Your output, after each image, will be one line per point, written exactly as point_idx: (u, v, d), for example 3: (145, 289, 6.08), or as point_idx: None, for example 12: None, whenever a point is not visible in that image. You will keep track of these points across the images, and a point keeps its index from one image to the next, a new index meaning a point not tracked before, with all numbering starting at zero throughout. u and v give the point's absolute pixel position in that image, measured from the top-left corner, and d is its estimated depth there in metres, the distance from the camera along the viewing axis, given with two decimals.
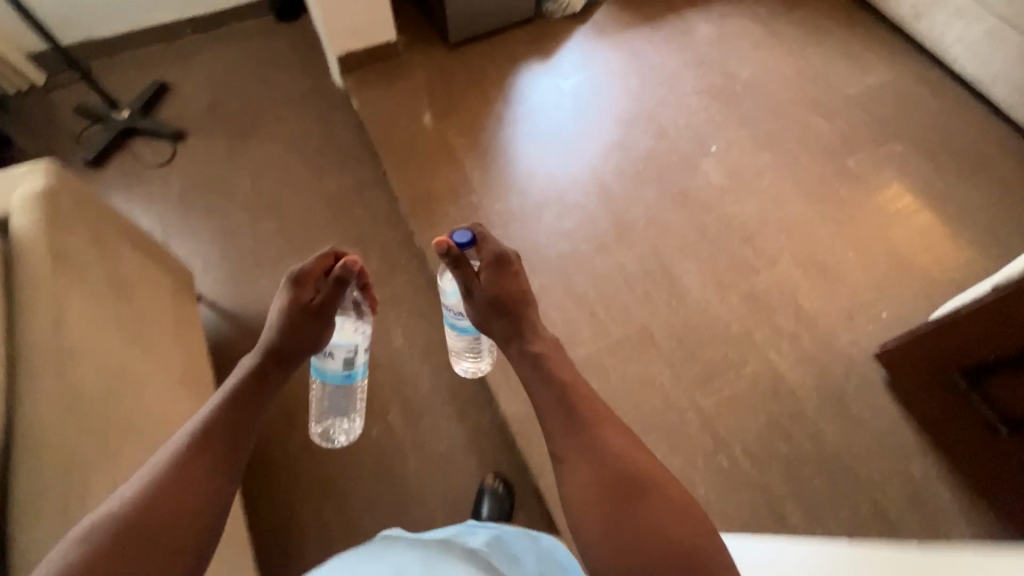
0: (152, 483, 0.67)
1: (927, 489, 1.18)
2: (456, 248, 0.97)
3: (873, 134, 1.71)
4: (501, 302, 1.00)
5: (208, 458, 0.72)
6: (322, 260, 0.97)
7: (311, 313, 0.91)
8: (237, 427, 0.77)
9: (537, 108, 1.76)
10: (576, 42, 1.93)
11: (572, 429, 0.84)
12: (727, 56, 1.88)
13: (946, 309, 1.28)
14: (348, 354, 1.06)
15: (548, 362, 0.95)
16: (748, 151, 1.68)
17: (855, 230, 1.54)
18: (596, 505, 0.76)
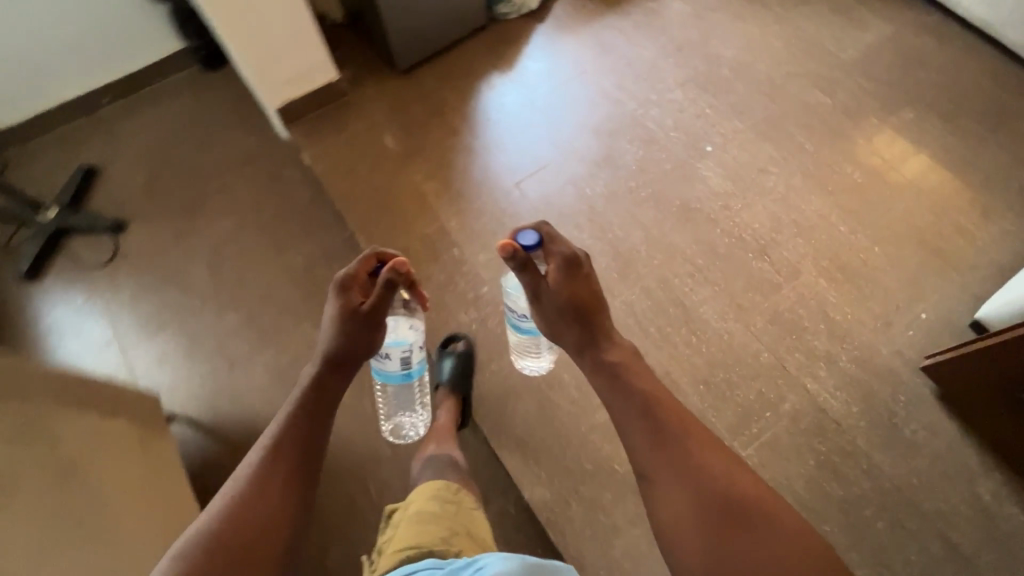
0: (235, 498, 0.74)
1: (1000, 515, 1.08)
2: (523, 253, 0.97)
3: (879, 103, 1.55)
4: (572, 309, 0.99)
5: (283, 471, 0.78)
6: (366, 262, 0.96)
7: (365, 316, 0.91)
8: (306, 439, 0.82)
9: (515, 123, 1.61)
10: (539, 44, 1.74)
11: (664, 451, 0.86)
12: (706, 36, 1.69)
13: (995, 310, 1.15)
14: (404, 354, 1.08)
15: (625, 377, 0.96)
16: (746, 144, 1.52)
17: (879, 220, 1.39)
18: (692, 529, 0.79)
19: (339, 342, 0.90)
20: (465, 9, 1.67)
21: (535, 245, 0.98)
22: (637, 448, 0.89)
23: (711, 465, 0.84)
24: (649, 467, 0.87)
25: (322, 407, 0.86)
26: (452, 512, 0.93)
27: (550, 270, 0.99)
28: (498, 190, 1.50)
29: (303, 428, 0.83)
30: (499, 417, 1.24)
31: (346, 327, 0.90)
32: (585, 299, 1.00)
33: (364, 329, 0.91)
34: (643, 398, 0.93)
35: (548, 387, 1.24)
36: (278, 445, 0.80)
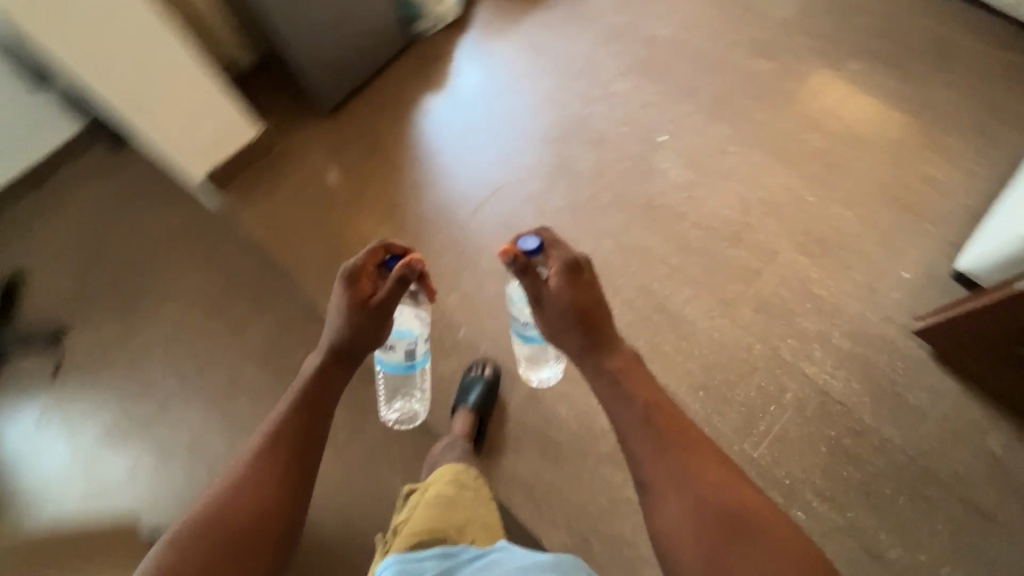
0: (218, 510, 0.66)
1: (1015, 467, 1.07)
2: (524, 258, 0.89)
3: (824, 59, 1.51)
4: (575, 314, 0.88)
5: (274, 481, 0.70)
6: (374, 254, 0.88)
7: (370, 311, 0.84)
8: (302, 443, 0.74)
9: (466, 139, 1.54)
10: (469, 53, 1.64)
11: (660, 456, 0.76)
12: (638, 18, 1.62)
13: (981, 260, 1.14)
14: (409, 346, 1.06)
15: (618, 378, 0.84)
16: (699, 127, 1.47)
17: (845, 182, 1.36)
18: (695, 542, 0.69)
19: (345, 334, 0.83)
20: (382, 34, 1.57)
21: (535, 250, 0.91)
22: (633, 451, 0.78)
23: (710, 464, 0.74)
24: (646, 473, 0.76)
25: (321, 400, 0.79)
26: (468, 500, 0.93)
27: (551, 275, 0.89)
28: (456, 222, 1.43)
29: (298, 426, 0.75)
30: (502, 464, 1.19)
31: (354, 321, 0.83)
32: (587, 304, 0.88)
33: (370, 325, 0.84)
34: (638, 396, 0.82)
35: (546, 425, 1.21)
36: (276, 442, 0.73)
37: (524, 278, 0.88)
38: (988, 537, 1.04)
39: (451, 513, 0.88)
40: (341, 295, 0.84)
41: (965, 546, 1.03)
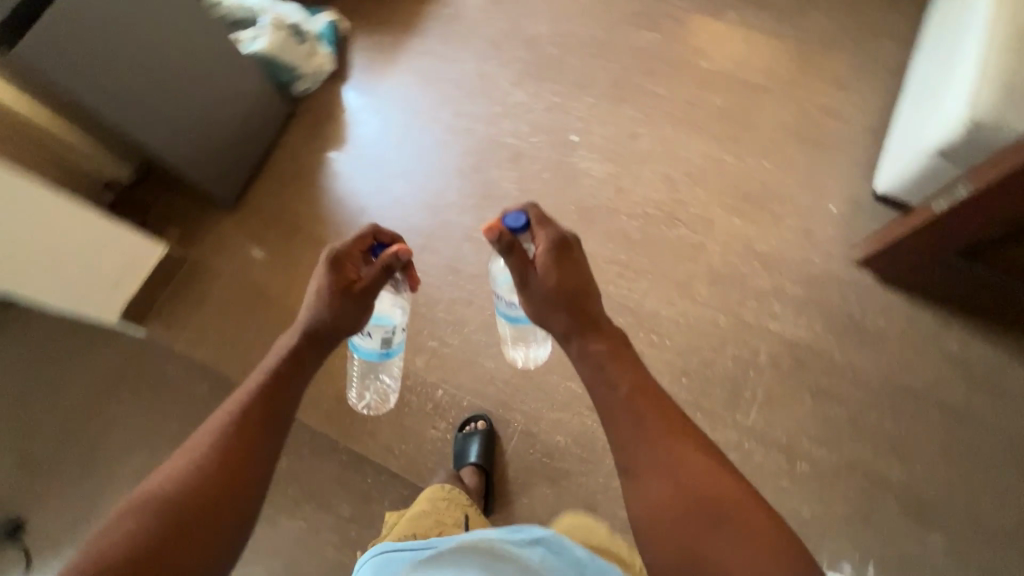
0: (187, 477, 0.65)
1: (973, 359, 1.16)
2: (509, 236, 0.80)
3: (702, 17, 1.53)
4: (563, 294, 0.82)
5: (240, 454, 0.68)
6: (361, 239, 0.85)
7: (352, 296, 0.81)
8: (268, 420, 0.73)
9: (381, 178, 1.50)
10: (364, 96, 1.60)
11: (641, 438, 0.72)
12: (515, 23, 1.62)
13: (896, 180, 1.20)
14: (386, 334, 0.99)
15: (597, 358, 0.80)
16: (606, 117, 1.47)
17: (755, 133, 1.40)
18: (671, 529, 0.66)
19: (322, 316, 0.80)
20: (263, 107, 1.48)
21: (521, 228, 0.80)
22: (612, 427, 0.75)
23: (689, 455, 0.70)
24: (624, 456, 0.73)
25: (291, 377, 0.78)
26: (453, 523, 0.98)
27: (539, 253, 0.82)
28: None
29: (268, 404, 0.74)
30: (518, 509, 1.19)
31: (331, 303, 0.80)
32: (574, 285, 0.82)
33: (348, 309, 0.81)
34: (615, 379, 0.77)
35: (548, 457, 1.21)
36: (244, 418, 0.71)
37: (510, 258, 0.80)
38: (969, 431, 1.12)
39: (428, 531, 0.94)
40: (320, 274, 0.82)
41: (950, 447, 1.11)
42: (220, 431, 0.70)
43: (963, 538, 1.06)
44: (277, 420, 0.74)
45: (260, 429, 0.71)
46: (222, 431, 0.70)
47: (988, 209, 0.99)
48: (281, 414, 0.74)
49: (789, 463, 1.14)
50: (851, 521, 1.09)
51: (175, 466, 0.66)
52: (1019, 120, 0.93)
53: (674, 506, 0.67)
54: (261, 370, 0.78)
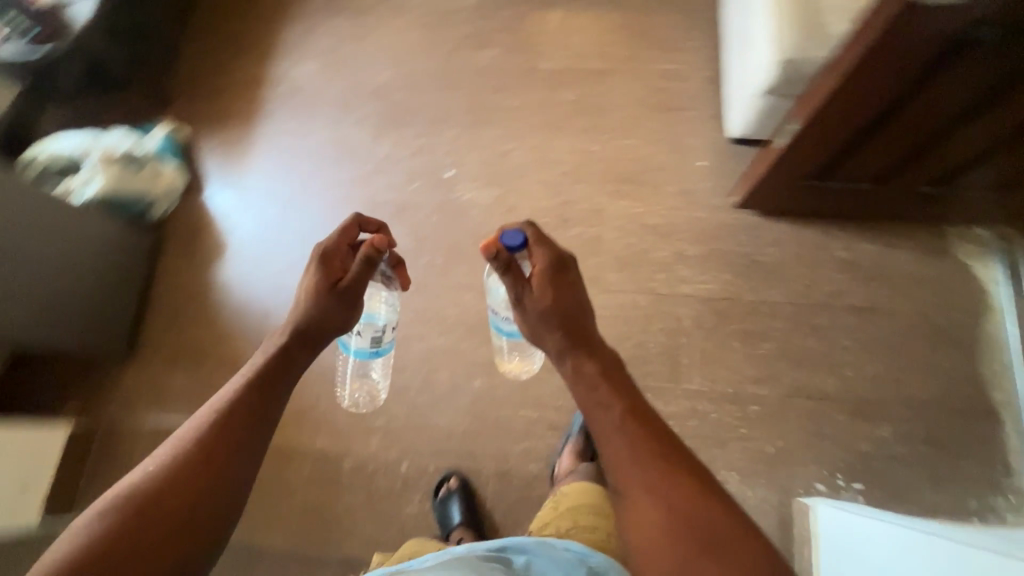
0: (170, 471, 0.67)
1: (861, 257, 1.26)
2: (505, 255, 0.85)
3: (528, 19, 1.57)
4: (554, 311, 0.85)
5: (216, 456, 0.69)
6: (346, 233, 0.88)
7: (340, 291, 0.83)
8: (251, 423, 0.72)
9: (275, 272, 1.47)
10: (232, 190, 1.54)
11: (636, 461, 0.74)
12: (354, 80, 1.60)
13: (743, 122, 1.27)
14: (375, 332, 1.05)
15: (591, 386, 0.81)
16: (472, 142, 1.48)
17: (612, 115, 1.45)
18: (669, 554, 0.68)
19: (311, 312, 0.82)
20: (122, 245, 1.39)
21: (519, 247, 0.84)
22: (605, 448, 0.77)
23: (681, 483, 0.72)
24: (620, 474, 0.74)
25: (277, 377, 0.77)
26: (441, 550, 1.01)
27: (534, 272, 0.86)
28: (321, 373, 1.32)
29: (253, 403, 0.73)
30: None
31: (321, 300, 0.82)
32: (565, 306, 0.85)
33: (336, 304, 0.83)
34: (612, 410, 0.78)
35: (528, 488, 1.22)
36: (229, 418, 0.71)
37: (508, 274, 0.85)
38: (879, 323, 1.22)
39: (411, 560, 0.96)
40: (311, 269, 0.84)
41: (868, 342, 1.21)
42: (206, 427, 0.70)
43: (905, 420, 1.15)
44: (259, 427, 0.73)
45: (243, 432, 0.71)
46: (207, 426, 0.70)
47: (817, 141, 1.04)
48: (263, 419, 0.73)
49: (743, 410, 1.20)
50: (809, 441, 1.16)
51: (164, 455, 0.69)
52: (814, 49, 1.02)
53: (669, 534, 0.69)
54: (249, 366, 0.78)
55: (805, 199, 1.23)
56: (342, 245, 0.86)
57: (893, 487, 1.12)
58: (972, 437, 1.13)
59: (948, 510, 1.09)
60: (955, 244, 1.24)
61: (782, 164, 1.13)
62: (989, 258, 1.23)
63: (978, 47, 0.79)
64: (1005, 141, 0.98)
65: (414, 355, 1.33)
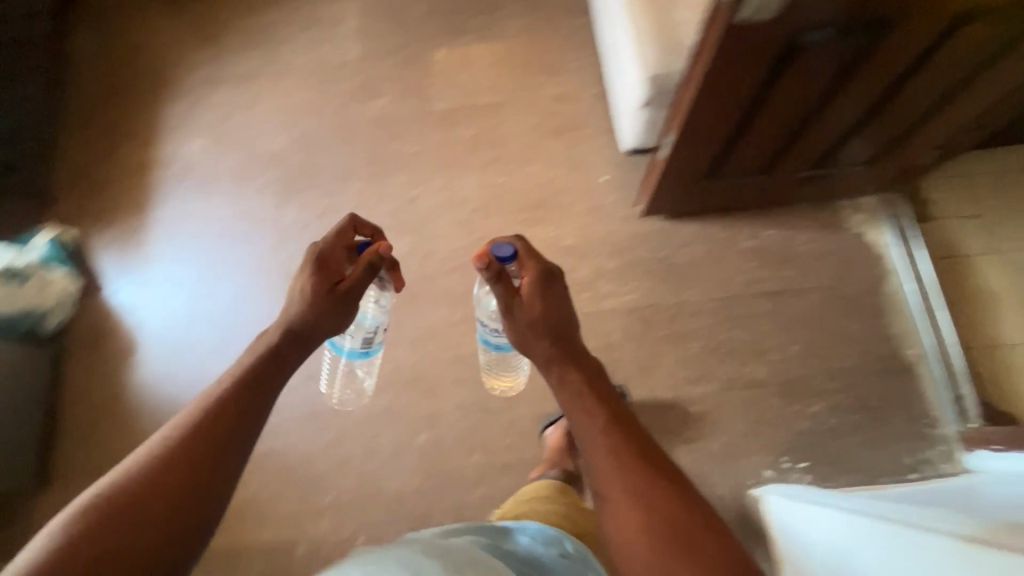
0: (151, 468, 0.62)
1: (766, 243, 1.31)
2: (498, 265, 0.81)
3: (414, 62, 1.58)
4: (546, 323, 0.80)
5: (202, 457, 0.64)
6: (341, 235, 0.86)
7: (337, 295, 0.80)
8: (235, 426, 0.67)
9: (195, 361, 1.40)
10: (136, 284, 1.47)
11: (622, 470, 0.70)
12: (247, 149, 1.56)
13: (631, 135, 1.31)
14: (368, 334, 0.97)
15: (575, 396, 0.76)
16: (378, 193, 1.47)
17: (511, 145, 1.47)
18: (648, 561, 0.65)
19: (303, 314, 0.79)
20: (18, 367, 1.30)
21: (510, 259, 0.82)
22: (590, 457, 0.72)
23: (667, 497, 0.68)
24: (605, 481, 0.70)
25: (267, 378, 0.73)
26: None
27: (523, 284, 0.82)
28: (258, 460, 1.26)
29: (239, 404, 0.69)
30: None
31: (314, 303, 0.79)
32: (555, 319, 0.81)
33: (330, 306, 0.80)
34: (595, 420, 0.73)
35: None
36: (214, 417, 0.67)
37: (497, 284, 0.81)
38: (793, 303, 1.27)
39: None
40: (308, 270, 0.82)
41: (787, 323, 1.26)
42: (190, 423, 0.66)
43: (832, 392, 1.20)
44: (245, 432, 0.68)
45: (229, 431, 0.67)
46: (195, 424, 0.66)
47: (695, 149, 1.08)
48: (251, 423, 0.69)
49: (684, 412, 1.22)
50: (750, 430, 1.19)
51: (147, 451, 0.64)
52: (673, 64, 1.07)
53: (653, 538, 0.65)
54: (236, 364, 0.74)
55: (706, 198, 1.27)
56: (339, 247, 0.84)
57: (833, 458, 1.16)
58: (894, 396, 1.19)
59: (886, 471, 1.14)
60: (844, 214, 1.32)
61: (673, 174, 1.16)
62: (876, 223, 1.31)
63: (813, 49, 0.81)
64: (866, 116, 1.03)
65: (353, 421, 1.28)
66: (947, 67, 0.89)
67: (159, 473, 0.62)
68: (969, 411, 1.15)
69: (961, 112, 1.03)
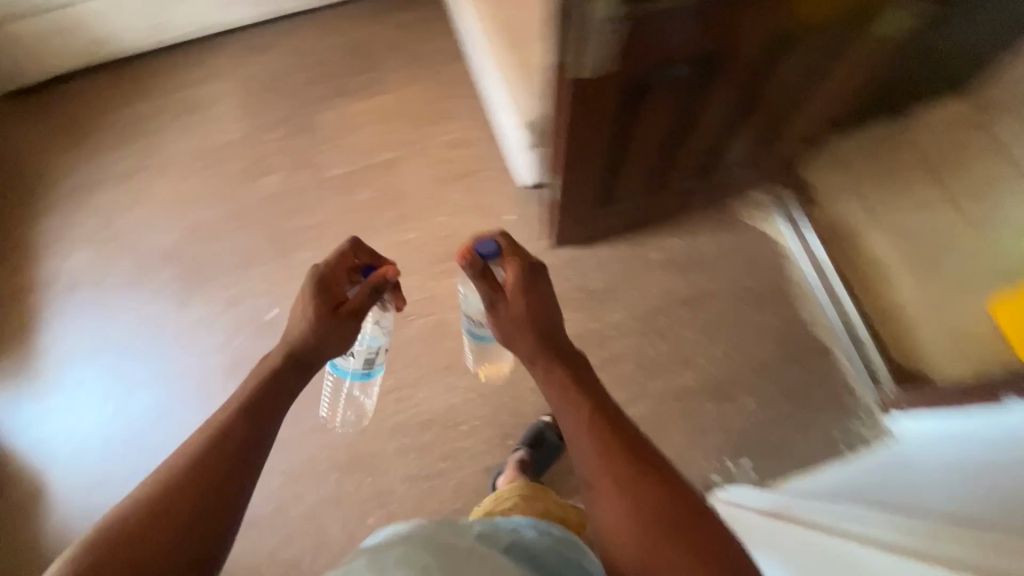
0: (159, 490, 0.61)
1: (673, 252, 1.35)
2: (479, 263, 0.81)
3: (302, 133, 1.55)
4: (527, 318, 0.81)
5: (208, 478, 0.62)
6: (343, 256, 0.84)
7: (341, 316, 0.80)
8: (246, 445, 0.66)
9: (115, 489, 1.30)
10: (35, 420, 1.35)
11: (609, 456, 0.69)
12: (137, 251, 1.47)
13: (525, 176, 1.33)
14: (370, 353, 0.94)
15: (564, 390, 0.76)
16: (288, 274, 1.44)
17: (413, 200, 1.46)
18: (635, 544, 0.63)
19: (306, 336, 0.78)
20: None
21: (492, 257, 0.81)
22: (577, 444, 0.71)
23: (650, 483, 0.66)
24: (589, 466, 0.69)
25: (267, 406, 0.72)
26: None
27: (506, 280, 0.82)
28: None
29: (245, 427, 0.68)
30: None
31: (316, 325, 0.79)
32: (539, 315, 0.81)
33: (331, 330, 0.79)
34: (582, 410, 0.73)
35: None
36: (221, 439, 0.66)
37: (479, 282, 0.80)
38: (709, 306, 1.31)
39: None
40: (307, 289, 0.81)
41: (707, 326, 1.30)
42: (199, 445, 0.65)
43: (761, 385, 1.25)
44: (252, 455, 0.66)
45: (235, 452, 0.65)
46: (200, 448, 0.64)
47: (581, 185, 1.10)
48: (256, 445, 0.67)
49: None
50: (692, 439, 1.22)
51: (156, 475, 0.63)
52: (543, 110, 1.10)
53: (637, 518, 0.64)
54: (238, 391, 0.73)
55: (606, 222, 1.30)
56: (339, 269, 0.83)
57: (771, 449, 1.20)
58: (814, 378, 1.25)
59: (820, 451, 1.20)
60: (738, 211, 1.38)
61: (566, 209, 1.18)
62: (767, 215, 1.38)
63: (659, 83, 0.86)
64: (732, 123, 1.08)
65: (298, 517, 1.22)
66: (787, 69, 0.95)
67: (167, 498, 0.60)
68: (881, 379, 1.22)
69: (814, 103, 1.11)
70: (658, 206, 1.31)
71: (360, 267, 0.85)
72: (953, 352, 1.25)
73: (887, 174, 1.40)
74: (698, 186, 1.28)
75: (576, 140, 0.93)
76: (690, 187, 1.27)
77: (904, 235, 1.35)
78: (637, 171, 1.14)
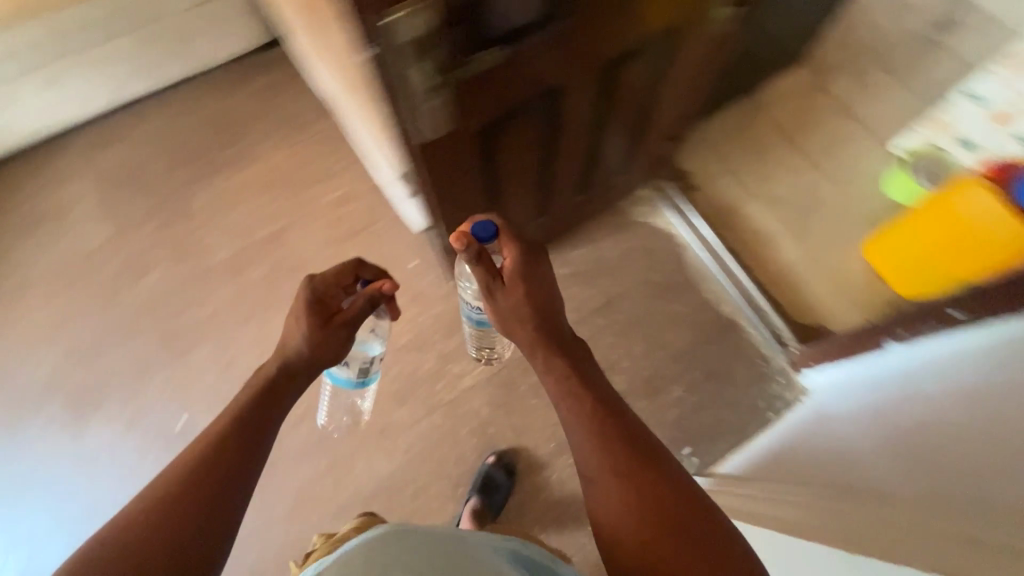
0: (155, 505, 0.59)
1: (579, 264, 1.39)
2: (476, 244, 0.71)
3: (174, 223, 1.45)
4: (530, 304, 0.75)
5: (204, 487, 0.61)
6: (342, 268, 0.80)
7: (336, 327, 0.76)
8: (243, 453, 0.65)
9: None
10: None
11: (611, 449, 0.67)
12: (12, 392, 1.33)
13: (416, 220, 1.31)
14: (366, 363, 0.91)
15: (567, 381, 0.74)
16: (191, 376, 1.34)
17: (311, 266, 1.41)
18: (637, 541, 0.63)
19: (297, 347, 0.75)
20: None
21: (489, 238, 0.72)
22: (578, 436, 0.70)
23: (654, 476, 0.65)
24: (588, 458, 0.68)
25: (263, 414, 0.71)
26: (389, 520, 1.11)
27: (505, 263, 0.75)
28: None
29: (244, 443, 0.66)
30: None
31: (310, 336, 0.75)
32: (541, 304, 0.76)
33: (322, 340, 0.75)
34: (584, 403, 0.71)
35: None
36: (219, 454, 0.64)
37: (477, 266, 0.73)
38: (622, 309, 1.35)
39: None
40: (302, 296, 0.76)
41: (625, 329, 1.34)
42: (196, 459, 0.63)
43: (684, 372, 1.30)
44: (251, 469, 0.65)
45: (234, 469, 0.64)
46: (198, 453, 0.64)
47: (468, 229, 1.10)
48: (255, 455, 0.66)
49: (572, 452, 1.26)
50: None
51: (151, 491, 0.61)
52: None
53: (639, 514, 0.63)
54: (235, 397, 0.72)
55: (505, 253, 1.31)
56: (333, 279, 0.78)
57: (707, 432, 1.27)
58: (729, 354, 1.32)
59: (750, 422, 1.27)
60: (630, 212, 1.44)
61: (462, 251, 1.18)
62: (657, 210, 1.44)
63: (506, 131, 0.86)
64: (593, 146, 1.11)
65: None
66: (626, 94, 0.99)
67: (162, 505, 0.59)
68: (787, 339, 1.31)
69: (671, 106, 1.17)
70: (551, 226, 1.33)
71: (358, 274, 0.80)
72: (842, 300, 1.37)
73: (752, 150, 1.52)
74: (583, 201, 1.32)
75: (445, 194, 0.92)
76: (575, 203, 1.30)
77: (778, 203, 1.47)
78: (520, 204, 1.15)
